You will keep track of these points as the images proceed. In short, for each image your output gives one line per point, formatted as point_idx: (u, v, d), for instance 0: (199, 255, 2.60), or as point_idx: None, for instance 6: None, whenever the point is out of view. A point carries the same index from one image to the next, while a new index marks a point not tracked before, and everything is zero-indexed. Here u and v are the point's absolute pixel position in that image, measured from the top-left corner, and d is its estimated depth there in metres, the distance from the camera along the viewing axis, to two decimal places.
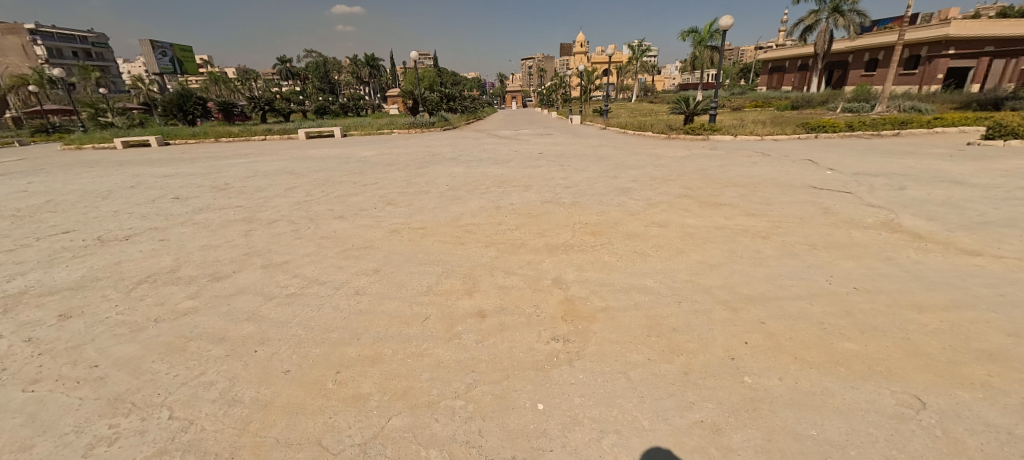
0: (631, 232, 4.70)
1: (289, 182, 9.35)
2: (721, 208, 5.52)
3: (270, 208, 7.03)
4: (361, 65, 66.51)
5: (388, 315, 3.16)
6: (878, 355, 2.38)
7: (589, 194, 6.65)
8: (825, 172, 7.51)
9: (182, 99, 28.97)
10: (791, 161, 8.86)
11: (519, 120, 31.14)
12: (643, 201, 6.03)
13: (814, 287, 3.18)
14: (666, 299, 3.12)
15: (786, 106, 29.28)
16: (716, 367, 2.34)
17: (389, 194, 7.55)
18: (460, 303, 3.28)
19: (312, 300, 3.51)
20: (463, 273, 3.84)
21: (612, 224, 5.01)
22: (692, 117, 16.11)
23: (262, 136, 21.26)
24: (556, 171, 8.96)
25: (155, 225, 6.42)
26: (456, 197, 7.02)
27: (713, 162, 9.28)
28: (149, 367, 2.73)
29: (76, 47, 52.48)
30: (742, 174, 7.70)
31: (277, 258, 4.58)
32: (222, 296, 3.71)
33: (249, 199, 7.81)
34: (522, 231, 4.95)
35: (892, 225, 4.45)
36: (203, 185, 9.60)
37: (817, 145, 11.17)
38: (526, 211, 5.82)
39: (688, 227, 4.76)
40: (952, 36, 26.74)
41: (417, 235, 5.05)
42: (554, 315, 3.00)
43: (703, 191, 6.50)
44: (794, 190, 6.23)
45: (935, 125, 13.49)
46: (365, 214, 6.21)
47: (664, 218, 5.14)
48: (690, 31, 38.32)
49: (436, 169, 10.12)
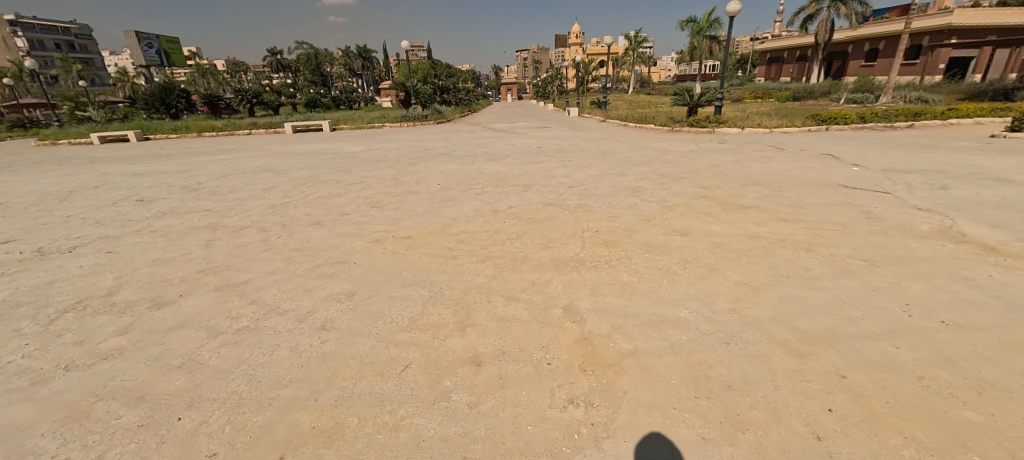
0: (649, 242, 4.04)
1: (268, 181, 8.59)
2: (748, 211, 4.87)
3: (241, 212, 6.30)
4: (354, 57, 65.22)
5: (357, 362, 2.49)
6: (1014, 431, 1.76)
7: (596, 195, 5.98)
8: (851, 168, 6.90)
9: (165, 91, 27.89)
10: (810, 155, 8.25)
11: (514, 112, 30.42)
12: (657, 203, 5.38)
13: (893, 319, 2.55)
14: (709, 339, 2.47)
15: (788, 97, 28.65)
16: (800, 451, 1.71)
17: (375, 195, 6.85)
18: (450, 343, 2.62)
19: (264, 338, 2.82)
20: (453, 299, 3.17)
21: (627, 232, 4.34)
22: (696, 109, 15.46)
23: (248, 131, 20.35)
24: (558, 168, 8.30)
25: (108, 233, 5.69)
26: (448, 198, 6.34)
27: (725, 157, 8.67)
28: (34, 445, 2.06)
29: (58, 38, 50.84)
30: (761, 171, 7.07)
31: (236, 277, 3.90)
32: (156, 332, 3.02)
33: (220, 202, 7.07)
34: (523, 241, 4.29)
35: (954, 234, 3.82)
36: (175, 185, 8.83)
37: (830, 138, 10.58)
38: (528, 215, 5.16)
39: (715, 236, 4.10)
40: (955, 25, 26.24)
41: (402, 246, 4.37)
42: (568, 362, 2.36)
43: (723, 191, 5.86)
44: (824, 190, 5.59)
45: (950, 117, 12.92)
46: (345, 220, 5.52)
47: (686, 224, 4.48)
48: (689, 22, 37.22)
49: (428, 166, 9.41)
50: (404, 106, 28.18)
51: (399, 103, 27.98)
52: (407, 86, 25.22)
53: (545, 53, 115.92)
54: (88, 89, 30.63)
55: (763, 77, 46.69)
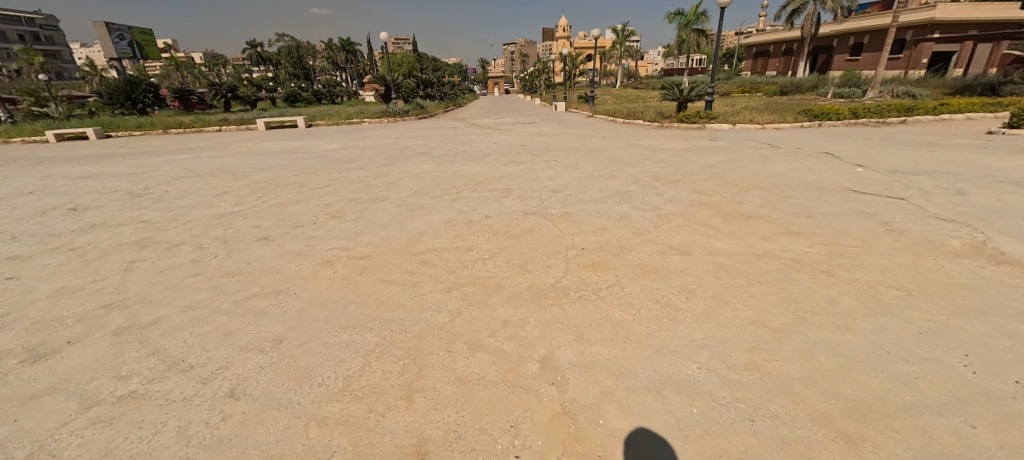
0: (643, 264, 3.45)
1: (224, 185, 7.81)
2: (753, 222, 4.32)
3: (181, 224, 5.54)
4: (337, 50, 63.36)
5: (261, 454, 1.86)
6: None
7: (583, 201, 5.40)
8: (855, 169, 6.43)
9: (130, 85, 26.36)
10: (808, 154, 7.79)
11: (500, 107, 29.63)
12: (650, 211, 4.81)
13: (955, 380, 2.02)
14: (729, 413, 1.89)
15: (775, 92, 28.48)
16: None
17: (338, 202, 6.16)
18: (391, 422, 1.99)
19: (149, 414, 2.15)
20: (404, 348, 2.54)
21: (617, 250, 3.76)
22: (685, 104, 14.96)
23: (218, 127, 19.25)
24: (542, 168, 7.71)
25: (18, 252, 4.89)
26: (419, 206, 5.69)
27: (720, 156, 8.17)
28: None
29: (21, 30, 47.98)
30: (759, 172, 6.57)
31: (147, 314, 3.20)
32: (13, 401, 2.33)
33: (163, 211, 6.28)
34: (497, 262, 3.67)
35: (991, 252, 3.33)
36: (119, 190, 7.96)
37: (826, 135, 10.19)
38: (505, 227, 4.54)
39: (719, 256, 3.54)
40: (938, 21, 26.18)
41: (355, 270, 3.71)
42: (544, 454, 1.76)
43: (721, 196, 5.33)
44: (832, 195, 5.09)
45: (942, 112, 12.65)
46: (297, 234, 4.83)
47: (684, 240, 3.90)
48: (676, 14, 36.77)
49: (402, 166, 8.72)
50: (385, 101, 27.20)
51: (380, 98, 26.97)
52: (387, 79, 24.19)
53: (532, 46, 114.73)
54: (48, 83, 28.83)
55: (749, 71, 46.56)
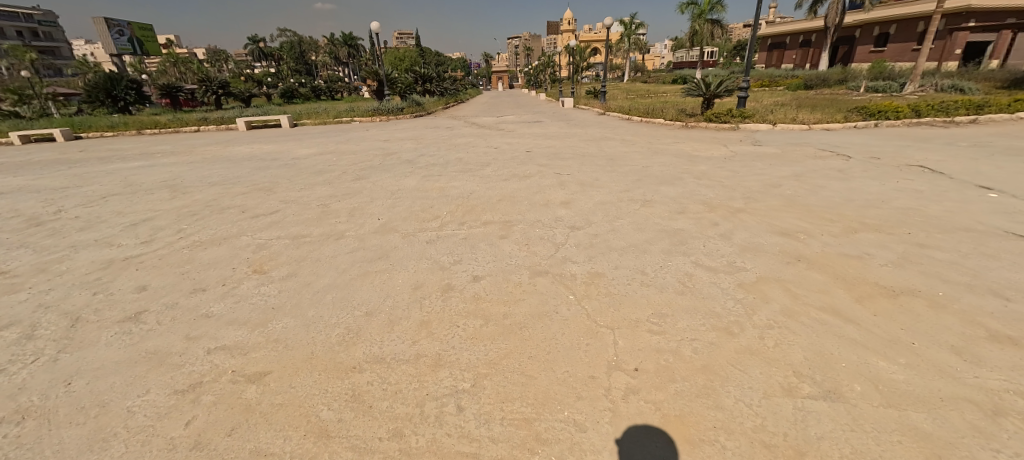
0: (767, 431, 1.76)
1: (149, 207, 6.18)
2: (908, 305, 2.63)
3: (44, 279, 3.91)
4: (337, 45, 61.23)
5: None
6: None
7: (615, 248, 3.72)
8: (984, 193, 4.70)
9: (112, 82, 24.61)
10: (898, 168, 6.02)
11: (501, 104, 27.72)
12: (726, 275, 3.11)
13: None
14: None
15: (797, 85, 26.10)
16: None
17: (276, 241, 4.51)
18: None
19: None
20: None
21: (701, 380, 2.07)
22: (712, 100, 13.10)
23: (196, 127, 17.63)
24: (553, 186, 6.04)
25: None
26: (380, 252, 4.02)
27: (779, 168, 6.44)
28: None
29: (21, 26, 46.85)
30: (848, 196, 4.88)
31: None
32: None
33: (43, 253, 4.65)
34: (482, 406, 2.01)
35: None
36: (23, 214, 6.34)
37: (897, 138, 8.37)
38: (501, 307, 2.86)
39: (905, 407, 1.85)
40: (975, 8, 23.96)
41: (225, 420, 2.04)
42: None
43: (823, 242, 3.61)
44: (994, 245, 3.38)
45: (1016, 109, 10.73)
46: (185, 308, 3.17)
47: (812, 353, 2.22)
48: (689, 4, 34.65)
49: (379, 180, 7.06)
50: (380, 97, 25.46)
51: (375, 94, 25.31)
52: (380, 74, 22.38)
53: (536, 40, 112.67)
54: (31, 80, 27.20)
55: (763, 64, 43.96)
